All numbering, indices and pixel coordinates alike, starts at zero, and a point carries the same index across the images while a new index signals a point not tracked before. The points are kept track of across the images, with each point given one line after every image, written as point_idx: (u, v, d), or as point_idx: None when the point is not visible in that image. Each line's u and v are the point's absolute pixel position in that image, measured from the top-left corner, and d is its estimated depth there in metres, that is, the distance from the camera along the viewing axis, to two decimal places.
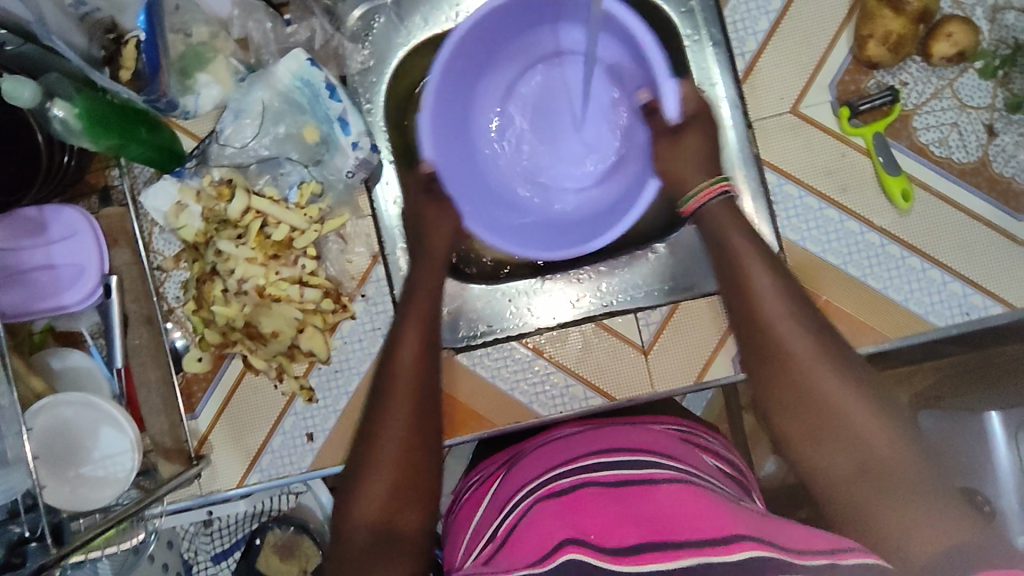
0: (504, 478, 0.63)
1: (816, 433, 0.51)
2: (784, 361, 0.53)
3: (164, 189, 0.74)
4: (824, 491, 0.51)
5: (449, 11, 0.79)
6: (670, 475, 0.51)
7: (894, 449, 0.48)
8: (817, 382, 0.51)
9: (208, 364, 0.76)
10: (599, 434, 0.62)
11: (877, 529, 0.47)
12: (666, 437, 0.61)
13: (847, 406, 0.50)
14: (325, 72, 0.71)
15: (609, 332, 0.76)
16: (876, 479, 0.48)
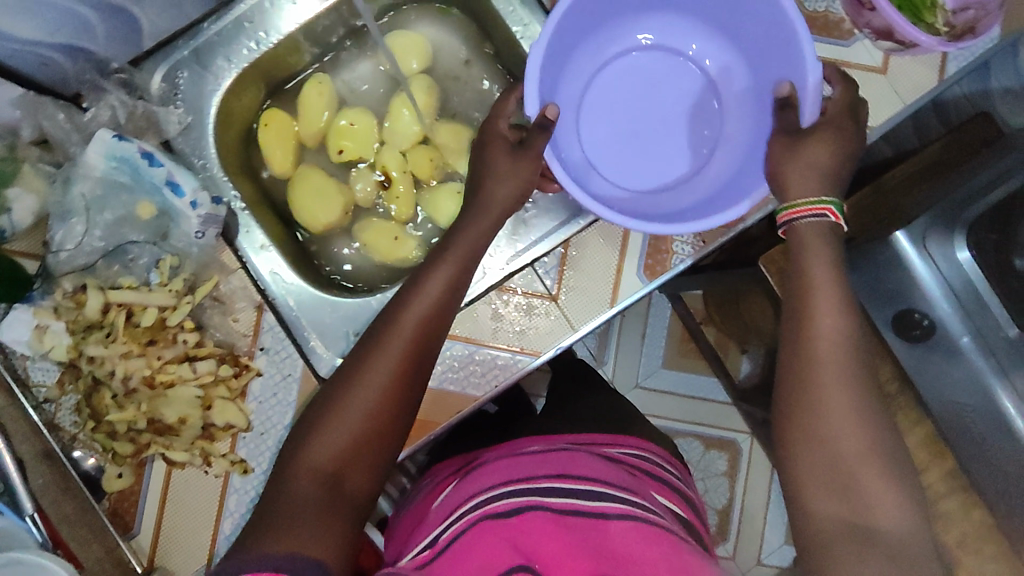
0: (462, 480, 0.69)
1: (809, 406, 0.57)
2: (813, 368, 0.57)
3: (17, 319, 0.69)
4: (791, 478, 0.57)
5: (249, 43, 0.77)
6: (624, 507, 0.59)
7: (880, 510, 0.53)
8: (827, 392, 0.56)
9: (130, 476, 0.72)
10: (557, 455, 0.67)
11: (797, 491, 0.57)
12: (618, 467, 0.69)
13: (864, 442, 0.55)
14: (134, 141, 0.68)
15: (513, 292, 0.75)
16: (852, 523, 0.53)
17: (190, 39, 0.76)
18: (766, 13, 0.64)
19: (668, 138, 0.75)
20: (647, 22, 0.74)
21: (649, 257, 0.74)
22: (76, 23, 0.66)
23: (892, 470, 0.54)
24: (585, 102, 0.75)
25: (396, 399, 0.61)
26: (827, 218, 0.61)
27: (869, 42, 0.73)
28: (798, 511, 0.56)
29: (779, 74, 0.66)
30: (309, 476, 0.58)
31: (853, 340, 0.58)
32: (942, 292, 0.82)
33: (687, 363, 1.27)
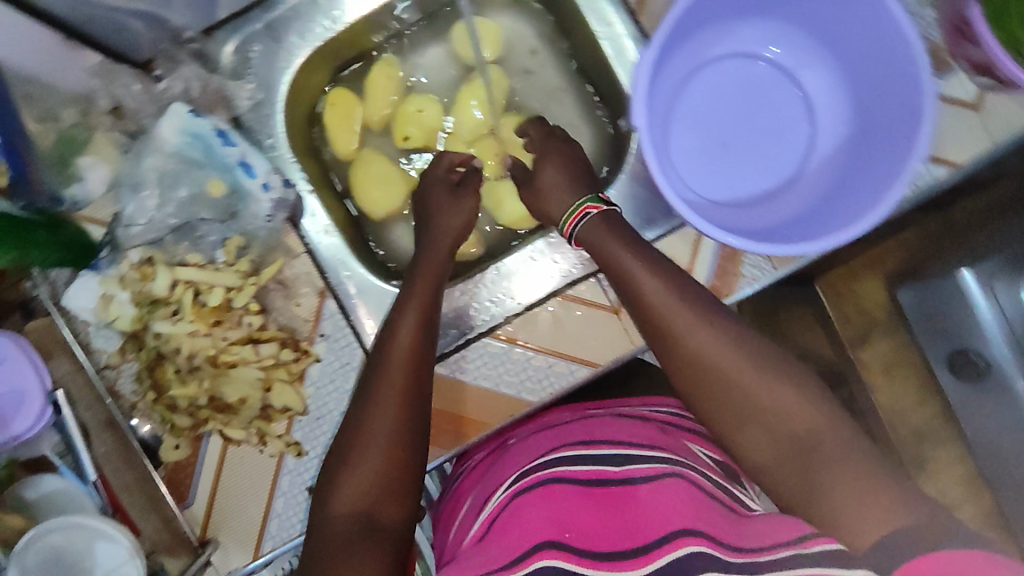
0: (484, 478, 0.70)
1: (699, 387, 0.54)
2: (681, 353, 0.54)
3: (84, 287, 0.70)
4: (740, 452, 0.54)
5: (325, 21, 0.75)
6: (652, 469, 0.59)
7: (782, 409, 0.52)
8: (681, 333, 0.54)
9: (187, 448, 0.74)
10: (578, 426, 0.69)
11: (748, 463, 0.54)
12: (643, 426, 0.69)
13: (756, 382, 0.53)
14: (210, 119, 0.67)
15: (576, 301, 0.75)
16: (791, 443, 0.51)
17: (265, 12, 0.74)
18: (885, 31, 0.60)
19: (758, 151, 0.71)
20: (746, 26, 0.69)
21: (718, 275, 0.73)
22: None
23: (793, 382, 0.53)
24: (675, 108, 0.70)
25: (405, 429, 0.59)
26: (589, 213, 0.64)
27: (966, 76, 0.71)
28: (748, 468, 0.54)
29: (886, 93, 0.63)
30: (341, 519, 0.56)
31: (678, 292, 0.56)
32: (1001, 334, 0.84)
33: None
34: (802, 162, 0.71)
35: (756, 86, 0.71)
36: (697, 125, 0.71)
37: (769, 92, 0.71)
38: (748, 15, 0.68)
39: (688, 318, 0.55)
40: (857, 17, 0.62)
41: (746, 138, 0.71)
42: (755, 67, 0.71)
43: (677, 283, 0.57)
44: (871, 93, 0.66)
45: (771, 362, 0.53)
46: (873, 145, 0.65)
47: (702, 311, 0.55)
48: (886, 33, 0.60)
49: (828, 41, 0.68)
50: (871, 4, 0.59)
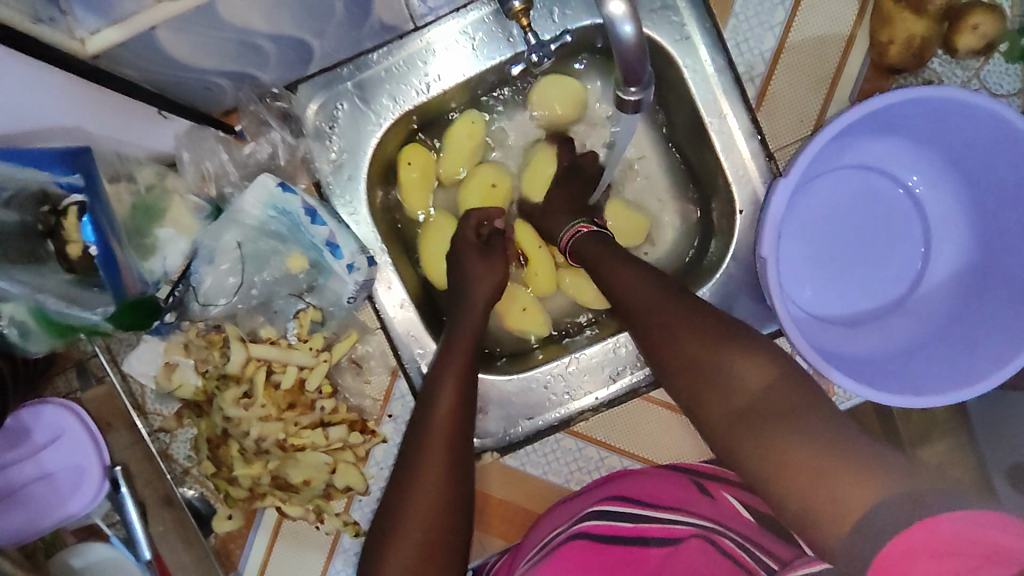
0: (523, 542, 0.67)
1: (681, 362, 0.52)
2: (652, 339, 0.55)
3: (148, 351, 0.67)
4: (702, 424, 0.51)
5: (418, 84, 0.70)
6: (667, 527, 0.58)
7: (743, 383, 0.49)
8: (667, 342, 0.54)
9: (240, 519, 0.71)
10: (608, 485, 0.66)
11: (716, 445, 0.50)
12: (672, 481, 0.65)
13: (715, 357, 0.51)
14: (300, 195, 0.62)
15: (656, 404, 0.75)
16: (745, 416, 0.47)
17: (356, 70, 0.69)
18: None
19: (869, 270, 0.68)
20: (874, 139, 0.66)
21: None
22: (253, 54, 0.59)
23: (755, 357, 0.50)
24: (789, 218, 0.67)
25: (445, 506, 0.55)
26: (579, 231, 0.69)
27: None
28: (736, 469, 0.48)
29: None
30: None
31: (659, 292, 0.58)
32: None
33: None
34: (912, 285, 0.68)
35: (872, 201, 0.69)
36: (807, 236, 0.68)
37: (885, 208, 0.69)
38: (880, 130, 0.65)
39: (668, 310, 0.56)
40: (1003, 156, 0.60)
41: (857, 254, 0.68)
42: (874, 182, 0.68)
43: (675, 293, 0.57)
44: (1001, 231, 0.63)
45: (732, 335, 0.52)
46: (997, 286, 0.63)
47: (678, 306, 0.56)
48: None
49: (960, 167, 0.65)
50: None
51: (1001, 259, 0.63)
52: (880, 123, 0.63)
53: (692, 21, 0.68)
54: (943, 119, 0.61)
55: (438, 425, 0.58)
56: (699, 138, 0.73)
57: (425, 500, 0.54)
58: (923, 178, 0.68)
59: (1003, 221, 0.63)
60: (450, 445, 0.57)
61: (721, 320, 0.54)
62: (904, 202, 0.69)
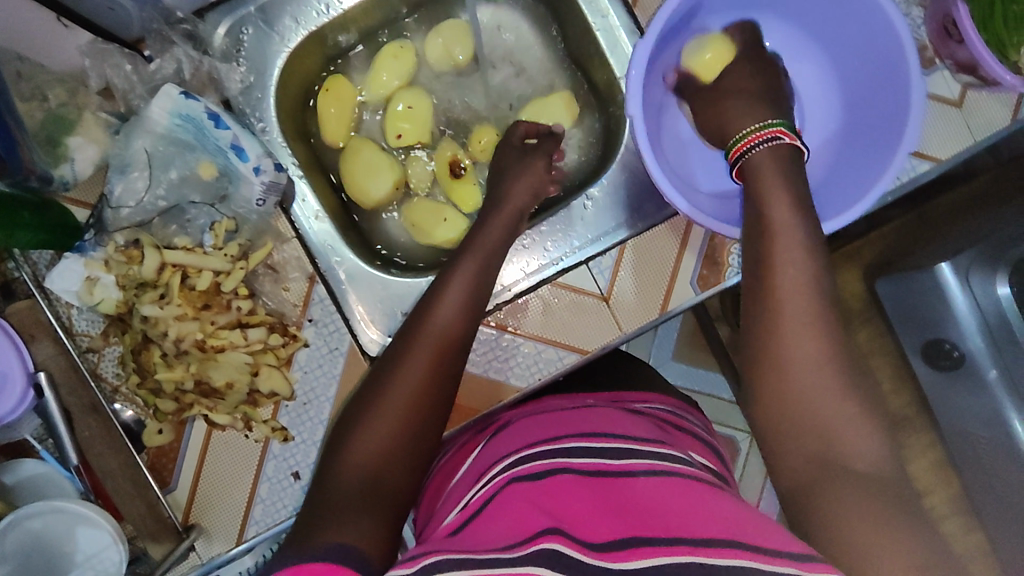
0: (480, 448, 0.68)
1: (781, 389, 0.53)
2: (772, 340, 0.53)
3: (69, 268, 0.69)
4: (773, 451, 0.53)
5: (319, 5, 0.75)
6: (652, 465, 0.57)
7: (851, 436, 0.50)
8: (784, 325, 0.53)
9: (170, 434, 0.73)
10: (580, 416, 0.67)
11: (780, 465, 0.52)
12: (646, 422, 0.69)
13: (831, 393, 0.51)
14: (202, 101, 0.66)
15: (566, 289, 0.76)
16: (826, 459, 0.50)
17: None
18: (872, 22, 0.62)
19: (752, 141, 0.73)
20: (740, 22, 0.71)
21: (705, 266, 0.75)
22: None
23: (864, 405, 0.51)
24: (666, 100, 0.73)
25: (431, 407, 0.56)
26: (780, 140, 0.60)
27: (949, 73, 0.73)
28: (767, 456, 0.54)
29: (877, 85, 0.65)
30: (350, 477, 0.51)
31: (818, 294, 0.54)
32: (976, 326, 0.86)
33: (698, 357, 1.26)
34: None
35: None
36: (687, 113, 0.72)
37: None
38: (742, 10, 0.70)
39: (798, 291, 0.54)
40: (845, 9, 0.64)
41: None
42: None
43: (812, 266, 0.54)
44: (860, 89, 0.68)
45: (858, 385, 0.51)
46: (860, 140, 0.67)
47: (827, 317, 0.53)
48: (872, 24, 0.62)
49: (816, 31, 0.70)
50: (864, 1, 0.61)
51: (864, 114, 0.67)
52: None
53: None
54: None
55: (440, 338, 0.58)
56: (589, 43, 0.79)
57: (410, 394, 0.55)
58: (789, 51, 0.73)
59: (861, 79, 0.67)
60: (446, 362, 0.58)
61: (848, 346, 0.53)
62: (778, 78, 0.73)
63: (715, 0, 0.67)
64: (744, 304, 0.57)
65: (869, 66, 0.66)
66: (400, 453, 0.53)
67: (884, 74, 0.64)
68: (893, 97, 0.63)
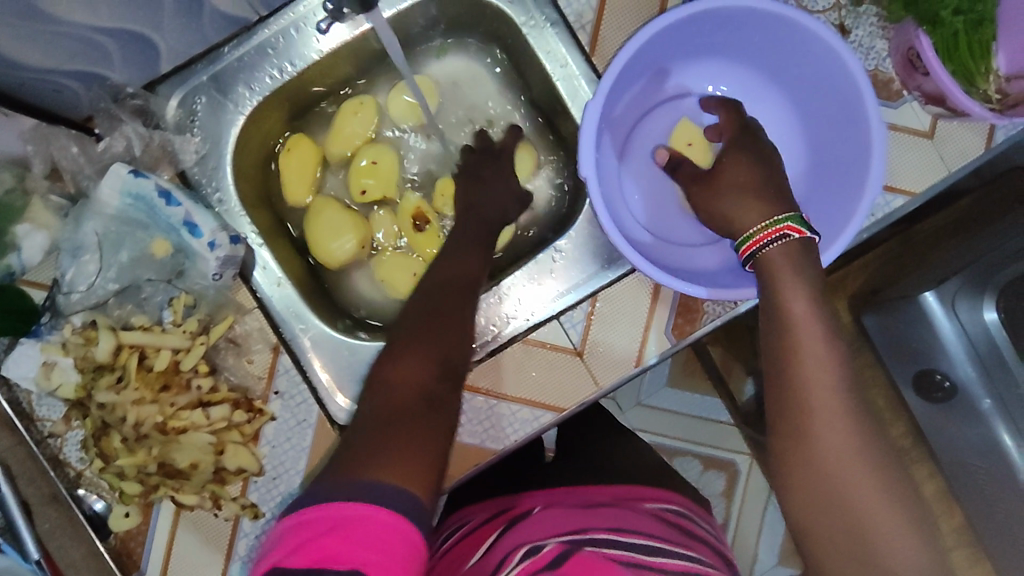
0: (498, 531, 0.65)
1: (812, 471, 0.49)
2: (801, 417, 0.49)
3: (26, 355, 0.67)
4: (808, 537, 0.50)
5: (272, 70, 0.74)
6: (683, 565, 0.58)
7: (891, 535, 0.46)
8: (812, 406, 0.49)
9: (137, 516, 0.71)
10: (601, 512, 0.65)
11: (813, 551, 0.49)
12: (663, 525, 0.65)
13: (867, 484, 0.47)
14: (152, 178, 0.66)
15: (537, 346, 0.74)
16: (864, 559, 0.46)
17: (209, 64, 0.73)
18: (830, 68, 0.61)
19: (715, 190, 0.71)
20: (696, 67, 0.71)
21: (679, 316, 0.73)
22: (91, 50, 0.63)
23: (901, 498, 0.47)
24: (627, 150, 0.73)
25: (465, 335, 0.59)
26: (788, 237, 0.54)
27: (918, 105, 0.71)
28: (804, 546, 0.50)
29: (836, 128, 0.64)
30: (398, 391, 0.52)
31: (836, 354, 0.50)
32: (964, 354, 0.83)
33: (697, 383, 1.18)
34: None
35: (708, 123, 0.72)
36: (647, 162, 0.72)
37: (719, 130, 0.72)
38: (697, 56, 0.69)
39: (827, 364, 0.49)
40: (800, 56, 0.63)
41: None
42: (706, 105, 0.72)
43: (840, 344, 0.50)
44: (823, 129, 0.66)
45: (896, 475, 0.48)
46: (825, 183, 0.65)
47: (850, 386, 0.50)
48: (830, 69, 0.61)
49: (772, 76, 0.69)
50: (820, 46, 0.60)
51: (826, 155, 0.66)
52: (694, 46, 0.67)
53: None
54: (745, 33, 0.65)
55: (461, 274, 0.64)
56: (549, 91, 0.77)
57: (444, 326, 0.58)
58: (748, 92, 0.72)
59: (825, 121, 0.66)
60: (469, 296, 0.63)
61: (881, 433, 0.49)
62: None
63: (668, 50, 0.66)
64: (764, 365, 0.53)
65: (830, 108, 0.64)
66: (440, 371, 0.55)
67: (845, 115, 0.62)
68: (855, 140, 0.61)
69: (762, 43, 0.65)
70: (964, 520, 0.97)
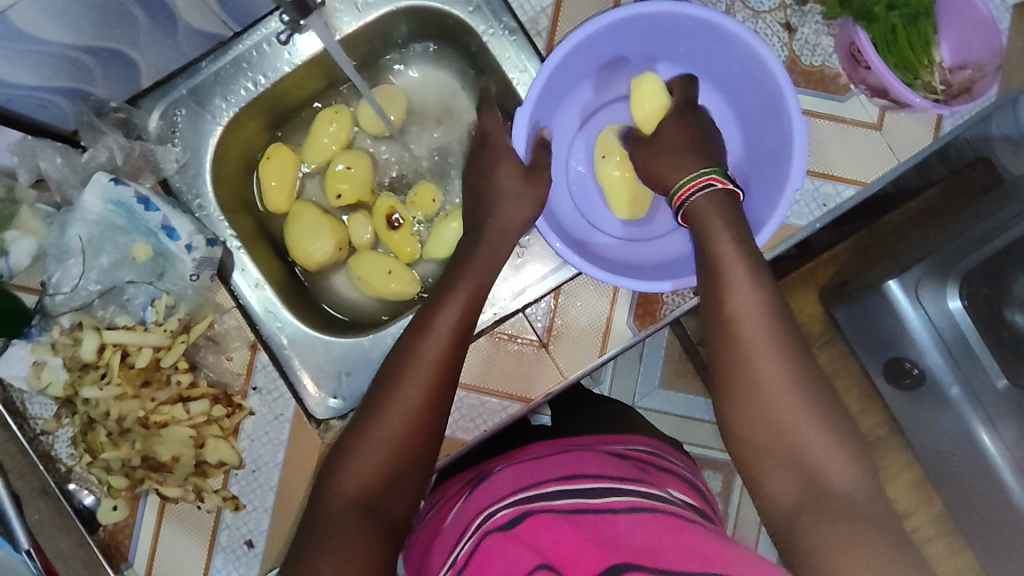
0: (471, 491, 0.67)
1: (761, 411, 0.54)
2: (746, 365, 0.55)
3: (16, 354, 0.70)
4: (756, 470, 0.55)
5: (247, 83, 0.78)
6: (634, 501, 0.58)
7: (824, 456, 0.52)
8: (757, 361, 0.55)
9: (125, 509, 0.74)
10: (561, 459, 0.67)
11: (755, 476, 0.55)
12: (623, 462, 0.68)
13: (803, 414, 0.53)
14: (131, 186, 0.69)
15: (504, 338, 0.76)
16: (804, 480, 0.52)
17: (188, 78, 0.77)
18: (751, 66, 0.67)
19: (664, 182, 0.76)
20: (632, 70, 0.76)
21: (640, 307, 0.76)
22: (74, 69, 0.67)
23: (832, 422, 0.54)
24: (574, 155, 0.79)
25: (441, 394, 0.59)
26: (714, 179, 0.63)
27: (864, 98, 0.74)
28: (755, 482, 0.55)
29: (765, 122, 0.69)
30: (353, 488, 0.55)
31: (769, 313, 0.56)
32: (931, 341, 0.83)
33: (687, 383, 1.19)
34: None
35: None
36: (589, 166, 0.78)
37: None
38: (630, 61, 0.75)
39: (757, 323, 0.56)
40: (728, 57, 0.69)
41: None
42: None
43: (767, 305, 0.57)
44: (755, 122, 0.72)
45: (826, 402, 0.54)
46: (758, 173, 0.71)
47: (782, 334, 0.56)
48: (752, 67, 0.67)
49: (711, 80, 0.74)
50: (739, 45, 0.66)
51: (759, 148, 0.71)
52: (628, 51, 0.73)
53: None
54: (670, 38, 0.71)
55: (458, 312, 0.63)
56: (512, 96, 0.81)
57: (422, 388, 0.58)
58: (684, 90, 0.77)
59: (755, 117, 0.72)
60: (467, 320, 0.63)
61: (813, 369, 0.56)
62: None
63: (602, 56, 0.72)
64: (712, 320, 0.58)
65: (759, 105, 0.70)
66: (406, 444, 0.56)
67: (771, 111, 0.68)
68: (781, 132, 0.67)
69: (688, 46, 0.71)
70: (943, 509, 0.97)
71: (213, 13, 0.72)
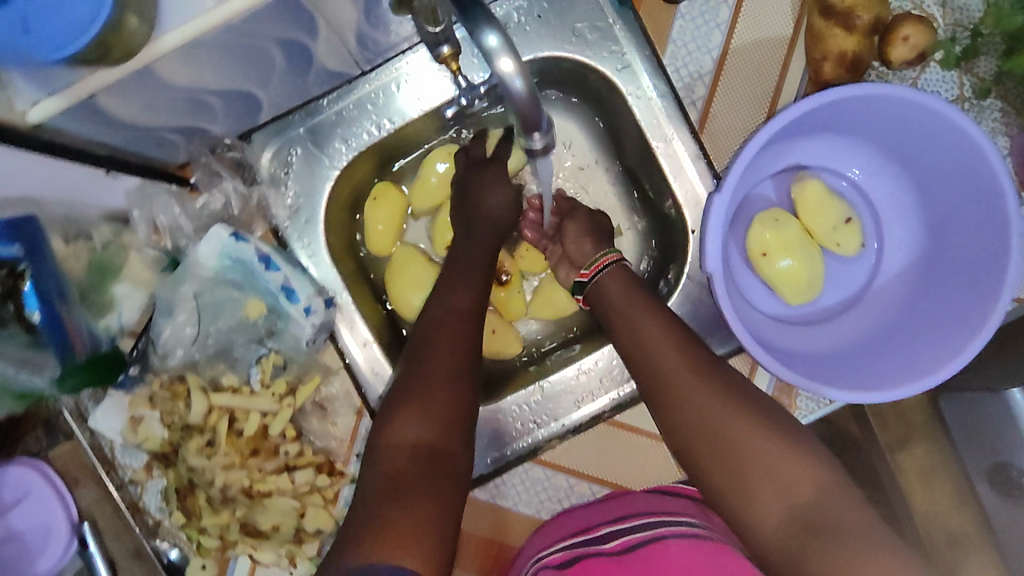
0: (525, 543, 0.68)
1: (723, 456, 0.52)
2: (702, 414, 0.54)
3: (113, 406, 0.67)
4: (748, 521, 0.50)
5: (369, 125, 0.71)
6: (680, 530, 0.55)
7: (804, 485, 0.50)
8: (709, 410, 0.53)
9: (214, 569, 0.70)
10: (613, 502, 0.64)
11: (748, 528, 0.50)
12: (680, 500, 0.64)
13: (768, 449, 0.51)
14: (254, 243, 0.64)
15: (622, 429, 0.74)
16: (799, 517, 0.49)
17: (308, 116, 0.70)
18: (968, 162, 0.60)
19: (828, 273, 0.70)
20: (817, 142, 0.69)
21: None
22: (197, 110, 0.60)
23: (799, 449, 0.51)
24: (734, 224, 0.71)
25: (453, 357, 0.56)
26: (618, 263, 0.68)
27: None
28: (748, 532, 0.51)
29: (967, 226, 0.63)
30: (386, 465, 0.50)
31: (696, 359, 0.57)
32: None
33: None
34: (870, 279, 0.70)
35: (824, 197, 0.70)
36: None
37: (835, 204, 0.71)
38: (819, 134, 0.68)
39: (697, 377, 0.56)
40: (952, 163, 0.62)
41: None
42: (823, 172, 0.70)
43: (688, 350, 0.58)
44: (944, 223, 0.66)
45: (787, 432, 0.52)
46: (943, 281, 0.65)
47: (719, 379, 0.56)
48: (969, 164, 0.60)
49: (914, 171, 0.67)
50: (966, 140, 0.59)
51: (946, 252, 0.65)
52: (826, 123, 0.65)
53: (632, 49, 0.69)
54: (879, 116, 0.63)
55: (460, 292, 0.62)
56: (649, 162, 0.74)
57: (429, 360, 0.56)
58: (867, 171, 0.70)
59: (948, 216, 0.65)
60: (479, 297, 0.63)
61: (759, 400, 0.55)
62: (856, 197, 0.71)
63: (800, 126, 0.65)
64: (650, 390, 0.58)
65: (960, 205, 0.63)
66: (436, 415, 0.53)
67: (979, 216, 0.61)
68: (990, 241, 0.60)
69: (892, 128, 0.64)
70: None
71: (347, 53, 0.64)
